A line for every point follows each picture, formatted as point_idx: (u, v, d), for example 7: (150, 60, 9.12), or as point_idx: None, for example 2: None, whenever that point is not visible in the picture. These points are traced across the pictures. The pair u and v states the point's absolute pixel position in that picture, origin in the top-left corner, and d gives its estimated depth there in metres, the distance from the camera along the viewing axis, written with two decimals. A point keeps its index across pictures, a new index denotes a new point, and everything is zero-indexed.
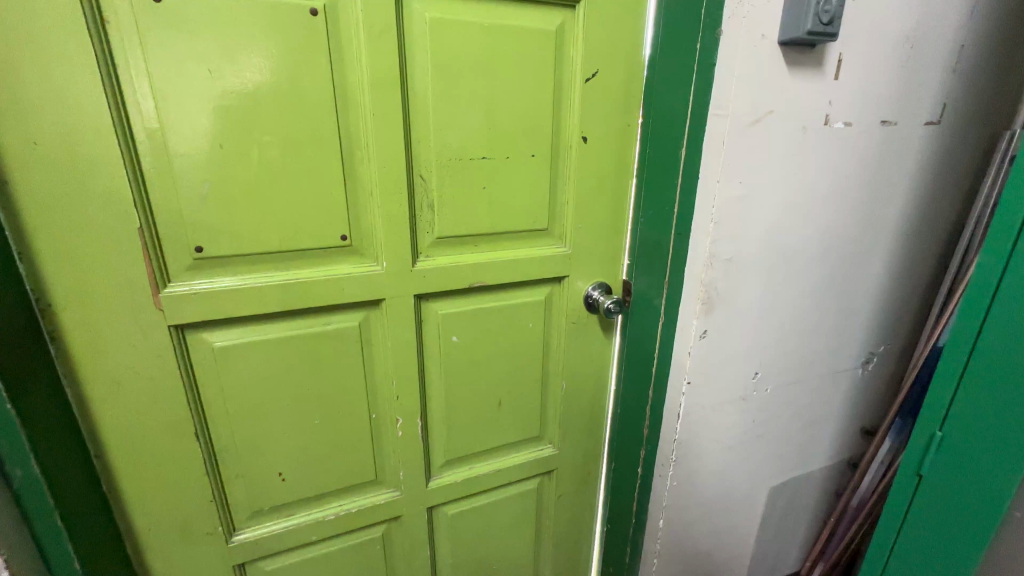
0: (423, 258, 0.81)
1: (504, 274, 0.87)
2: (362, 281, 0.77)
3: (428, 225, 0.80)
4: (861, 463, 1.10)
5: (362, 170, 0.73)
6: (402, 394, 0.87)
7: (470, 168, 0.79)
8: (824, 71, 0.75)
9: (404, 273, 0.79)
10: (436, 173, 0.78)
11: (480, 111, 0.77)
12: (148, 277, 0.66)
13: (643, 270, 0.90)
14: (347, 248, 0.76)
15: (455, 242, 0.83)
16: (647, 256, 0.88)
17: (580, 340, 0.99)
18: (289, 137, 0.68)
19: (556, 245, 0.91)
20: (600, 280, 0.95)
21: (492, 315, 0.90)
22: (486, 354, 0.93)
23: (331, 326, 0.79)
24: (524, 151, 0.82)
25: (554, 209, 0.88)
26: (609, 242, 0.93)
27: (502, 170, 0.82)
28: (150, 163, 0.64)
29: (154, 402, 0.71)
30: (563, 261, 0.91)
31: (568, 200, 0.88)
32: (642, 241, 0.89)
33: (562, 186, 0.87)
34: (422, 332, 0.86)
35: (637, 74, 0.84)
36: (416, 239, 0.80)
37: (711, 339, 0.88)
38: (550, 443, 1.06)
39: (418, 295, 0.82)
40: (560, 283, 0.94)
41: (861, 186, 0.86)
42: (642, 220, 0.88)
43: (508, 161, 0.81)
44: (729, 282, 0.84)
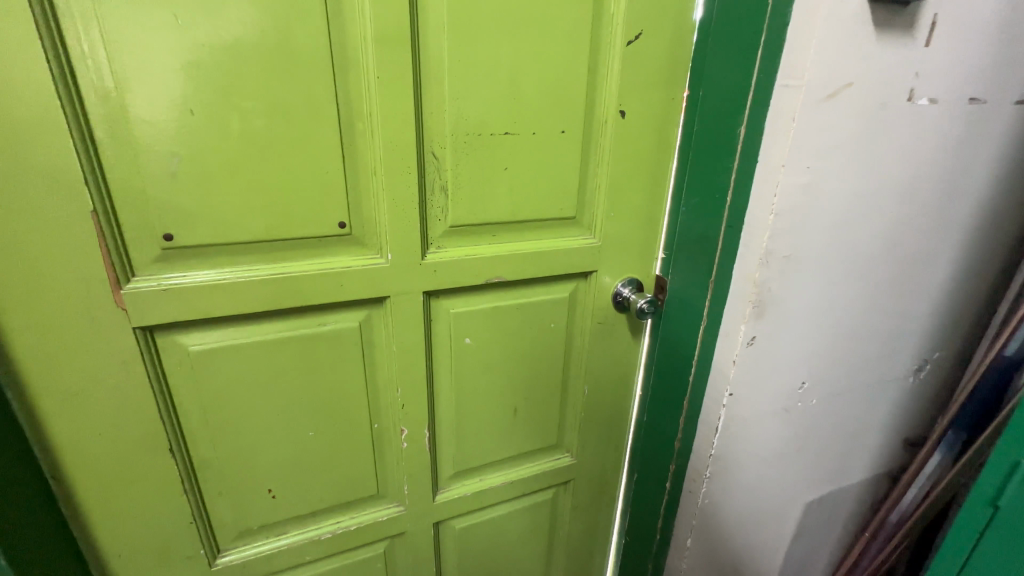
0: (434, 250, 0.70)
1: (525, 269, 0.76)
2: (363, 276, 0.66)
3: (441, 212, 0.69)
4: (904, 478, 1.01)
5: (365, 145, 0.62)
6: (408, 402, 0.77)
7: (490, 146, 0.68)
8: (914, 36, 0.63)
9: (412, 268, 0.69)
10: (452, 151, 0.66)
11: (504, 78, 0.65)
12: (107, 269, 0.55)
13: (684, 264, 0.80)
14: (346, 237, 0.65)
15: (471, 231, 0.72)
16: (689, 249, 0.78)
17: (606, 341, 0.89)
18: (278, 102, 0.57)
19: (584, 236, 0.80)
20: (630, 276, 0.85)
21: (510, 315, 0.80)
22: (502, 357, 0.83)
23: (327, 327, 0.68)
24: (553, 126, 0.70)
25: (584, 195, 0.77)
26: (643, 234, 0.82)
27: (527, 149, 0.70)
28: (105, 132, 0.52)
29: (120, 414, 0.61)
30: (591, 254, 0.80)
31: (600, 185, 0.77)
32: (684, 232, 0.79)
33: (593, 168, 0.76)
34: (431, 334, 0.76)
35: (686, 37, 0.72)
36: (426, 227, 0.69)
37: (759, 350, 0.76)
38: (568, 452, 0.97)
39: (428, 292, 0.71)
40: (586, 279, 0.83)
41: (939, 173, 0.75)
42: (684, 209, 0.78)
43: (533, 137, 0.70)
44: (784, 285, 0.72)
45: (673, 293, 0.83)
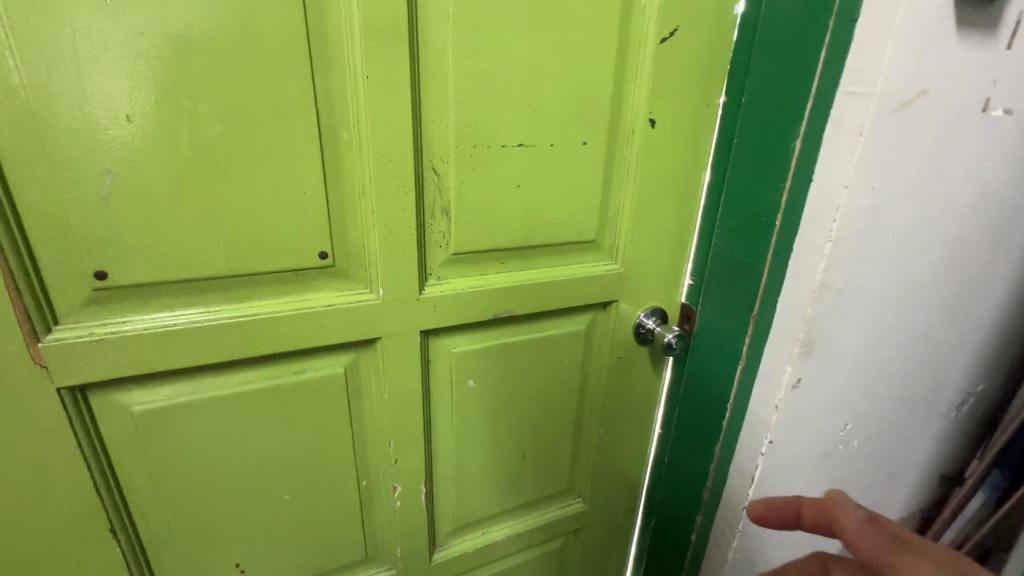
0: (434, 282, 0.59)
1: (539, 301, 0.66)
2: (348, 316, 0.55)
3: (442, 238, 0.58)
4: (940, 518, 0.93)
5: (352, 159, 0.51)
6: (402, 456, 0.66)
7: (501, 159, 0.57)
8: (996, 38, 0.54)
9: (407, 304, 0.58)
10: (457, 165, 0.56)
11: (518, 80, 0.55)
12: (20, 318, 0.43)
13: (719, 293, 0.70)
14: (328, 270, 0.54)
15: (477, 259, 0.61)
16: (725, 277, 0.69)
17: (626, 377, 0.79)
18: (243, 107, 0.45)
19: (604, 262, 0.69)
20: (654, 304, 0.75)
21: (519, 352, 0.69)
22: (510, 399, 0.72)
23: (306, 375, 0.57)
24: (573, 137, 0.60)
25: (606, 215, 0.67)
26: (669, 259, 0.73)
27: (543, 163, 0.60)
28: (12, 144, 0.40)
29: (45, 491, 0.49)
30: (612, 281, 0.70)
31: (624, 204, 0.67)
32: (719, 258, 0.69)
33: (617, 185, 0.66)
34: (429, 378, 0.65)
35: (726, 35, 0.62)
36: (425, 256, 0.58)
37: (805, 392, 0.66)
38: (579, 497, 0.87)
39: (426, 331, 0.61)
40: (605, 309, 0.73)
41: (1003, 193, 0.66)
42: (719, 231, 0.68)
43: (551, 149, 0.60)
44: (837, 321, 0.63)
45: (703, 325, 0.74)
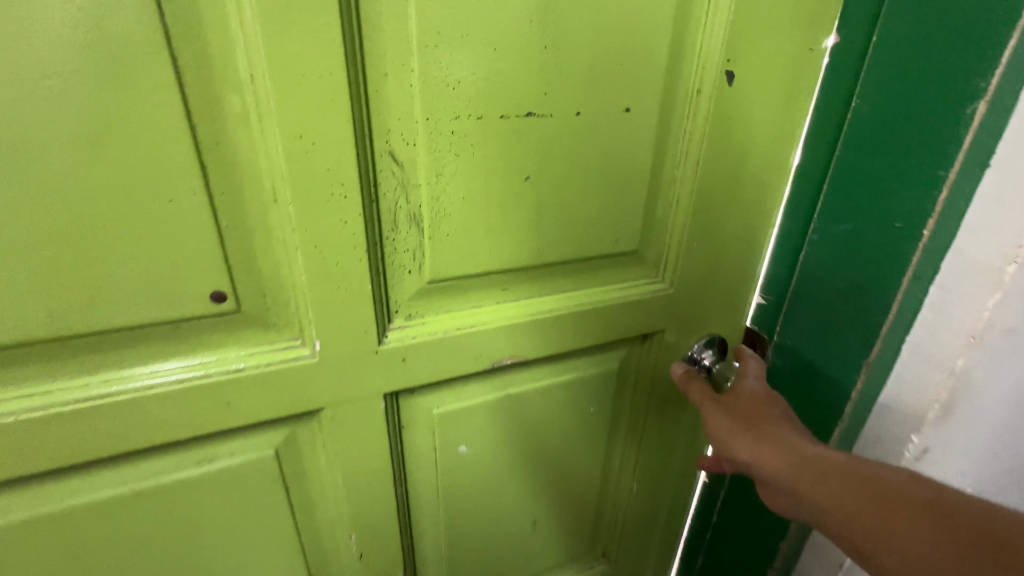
0: (401, 322, 0.40)
1: (556, 339, 0.47)
2: (269, 384, 0.36)
3: (412, 260, 0.38)
4: None
5: (252, 144, 0.30)
6: (370, 549, 0.48)
7: (501, 139, 0.37)
8: None
9: (362, 360, 0.39)
10: (429, 151, 0.35)
11: (526, 6, 0.34)
12: None
13: (808, 322, 0.50)
14: (230, 318, 0.35)
15: (464, 286, 0.41)
16: (818, 301, 0.48)
17: (669, 425, 0.60)
18: (29, 49, 0.25)
19: (646, 280, 0.50)
20: (711, 333, 0.55)
21: (528, 404, 0.50)
22: (516, 461, 0.54)
23: (215, 465, 0.39)
24: (611, 101, 0.39)
25: (652, 215, 0.47)
26: (736, 273, 0.52)
27: (564, 142, 0.39)
28: None
29: None
30: (657, 306, 0.50)
31: (681, 199, 0.46)
32: (811, 274, 0.48)
33: (670, 171, 0.45)
34: (403, 449, 0.46)
35: None
36: (385, 289, 0.38)
37: (943, 470, 0.46)
38: (603, 559, 0.70)
39: (394, 392, 0.42)
40: (645, 341, 0.54)
41: None
42: (814, 236, 0.47)
43: (576, 120, 0.39)
44: (1006, 378, 0.42)
45: (778, 362, 0.54)
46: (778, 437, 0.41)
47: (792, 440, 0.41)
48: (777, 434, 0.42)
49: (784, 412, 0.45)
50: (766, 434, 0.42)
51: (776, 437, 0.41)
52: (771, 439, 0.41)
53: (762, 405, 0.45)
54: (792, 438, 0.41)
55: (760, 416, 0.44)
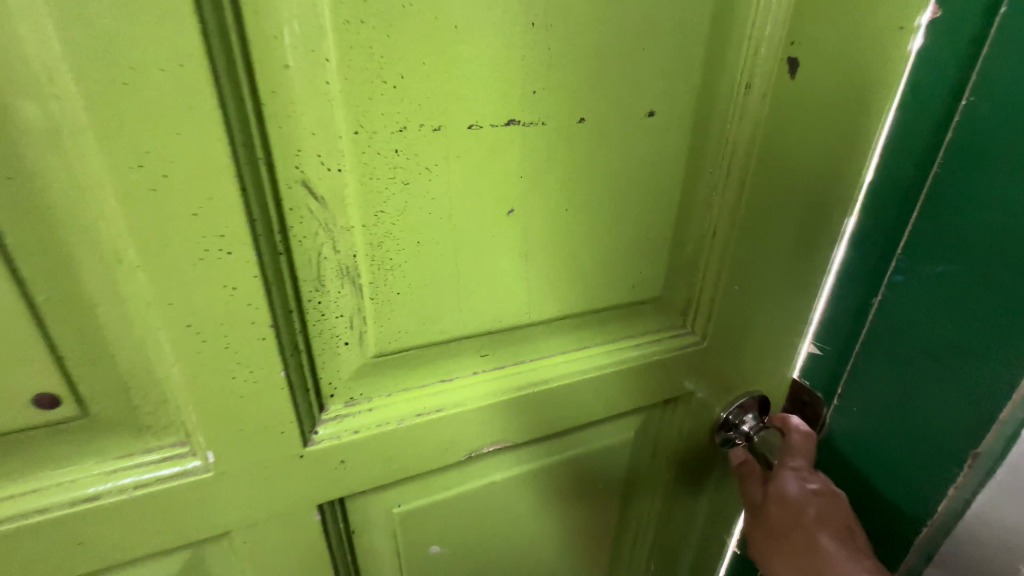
0: (337, 410, 0.29)
1: (553, 416, 0.36)
2: (143, 511, 0.26)
3: (349, 330, 0.27)
4: None
5: (70, 180, 0.19)
6: None
7: (471, 160, 0.26)
8: None
9: (282, 467, 0.28)
10: (364, 181, 0.24)
11: None
12: None
13: (880, 387, 0.38)
14: (75, 426, 0.24)
15: (426, 357, 0.30)
16: (898, 363, 0.36)
17: (695, 499, 0.48)
18: None
19: (670, 333, 0.38)
20: (754, 390, 0.43)
21: (519, 490, 0.39)
22: (506, 555, 0.43)
23: None
24: (628, 102, 0.28)
25: (680, 252, 0.35)
26: (787, 319, 0.40)
27: (562, 163, 0.28)
28: None
29: None
30: (684, 365, 0.39)
31: (718, 231, 0.35)
32: (890, 326, 0.36)
33: (705, 195, 0.34)
34: (355, 560, 0.35)
35: None
36: (311, 369, 0.27)
37: None
38: None
39: (335, 499, 0.31)
40: (668, 404, 0.42)
41: None
42: (895, 277, 0.36)
43: (579, 130, 0.28)
44: None
45: (835, 430, 0.42)
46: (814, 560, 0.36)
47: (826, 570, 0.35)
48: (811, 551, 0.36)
49: (823, 509, 0.37)
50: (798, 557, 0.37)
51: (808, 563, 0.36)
52: (809, 558, 0.36)
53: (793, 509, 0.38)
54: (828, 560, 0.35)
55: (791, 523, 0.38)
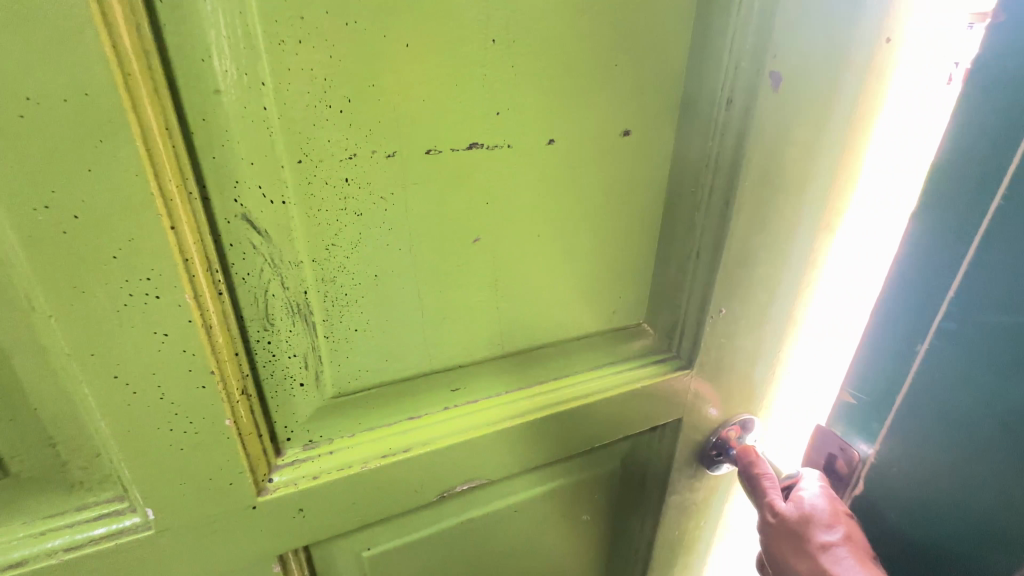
0: (295, 453, 0.27)
1: (532, 451, 0.33)
2: None
3: (304, 369, 0.25)
4: None
5: None
6: None
7: (430, 187, 0.24)
8: None
9: (233, 521, 0.25)
10: (311, 212, 0.22)
11: None
12: None
13: (928, 448, 0.32)
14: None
15: (390, 394, 0.28)
16: (950, 423, 0.30)
17: (693, 533, 0.46)
18: None
19: (654, 357, 0.37)
20: (745, 415, 0.41)
21: (500, 528, 0.37)
22: None
23: None
24: (601, 120, 0.26)
25: (662, 275, 0.34)
26: (777, 341, 0.38)
27: (531, 186, 0.26)
28: None
29: None
30: (672, 392, 0.37)
31: (704, 255, 0.32)
32: (937, 381, 0.31)
33: (687, 216, 0.32)
34: None
35: None
36: (263, 413, 0.25)
37: None
38: None
39: (295, 550, 0.28)
40: (657, 431, 0.40)
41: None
42: (945, 324, 0.30)
43: (550, 152, 0.26)
44: None
45: (873, 492, 0.35)
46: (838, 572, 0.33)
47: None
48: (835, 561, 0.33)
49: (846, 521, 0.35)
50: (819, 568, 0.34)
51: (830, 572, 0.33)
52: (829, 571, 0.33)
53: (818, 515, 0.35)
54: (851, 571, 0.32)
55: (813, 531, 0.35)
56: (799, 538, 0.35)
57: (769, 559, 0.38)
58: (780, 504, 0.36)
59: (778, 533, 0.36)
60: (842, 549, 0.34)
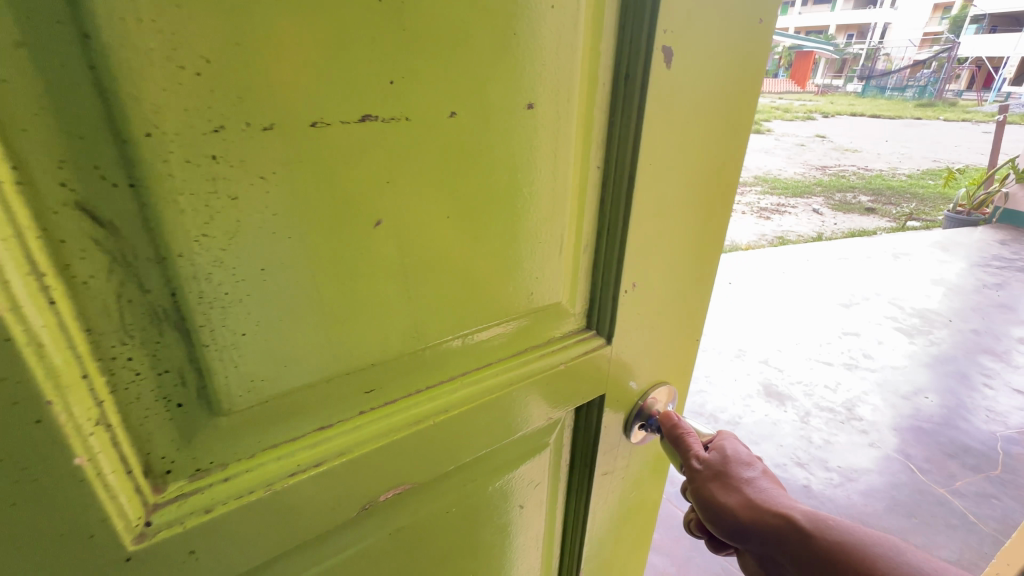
0: (178, 489, 0.23)
1: (460, 446, 0.32)
2: None
3: (181, 386, 0.21)
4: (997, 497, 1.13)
5: None
6: None
7: (317, 167, 0.21)
8: None
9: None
10: (169, 199, 0.18)
11: None
12: None
13: None
14: None
15: (291, 406, 0.25)
16: None
17: (620, 503, 0.47)
18: None
19: (576, 337, 0.36)
20: (662, 382, 0.44)
21: (431, 534, 0.35)
22: None
23: None
24: (506, 94, 0.25)
25: (577, 253, 0.34)
26: (681, 308, 0.42)
27: (434, 163, 0.24)
28: None
29: None
30: (595, 369, 0.37)
31: (616, 231, 0.33)
32: None
33: (595, 192, 0.32)
34: None
35: None
36: (132, 445, 0.21)
37: None
38: None
39: None
40: (584, 411, 0.41)
41: None
42: None
43: (452, 126, 0.24)
44: None
45: None
46: (770, 500, 0.33)
47: (782, 505, 0.32)
48: (765, 492, 0.33)
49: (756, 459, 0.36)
50: (755, 501, 0.33)
51: (766, 502, 0.33)
52: (764, 501, 0.33)
53: (739, 455, 0.35)
54: (782, 500, 0.33)
55: (739, 468, 0.35)
56: (724, 476, 0.34)
57: (699, 511, 0.35)
58: (701, 450, 0.36)
59: (706, 480, 0.35)
60: (764, 480, 0.34)
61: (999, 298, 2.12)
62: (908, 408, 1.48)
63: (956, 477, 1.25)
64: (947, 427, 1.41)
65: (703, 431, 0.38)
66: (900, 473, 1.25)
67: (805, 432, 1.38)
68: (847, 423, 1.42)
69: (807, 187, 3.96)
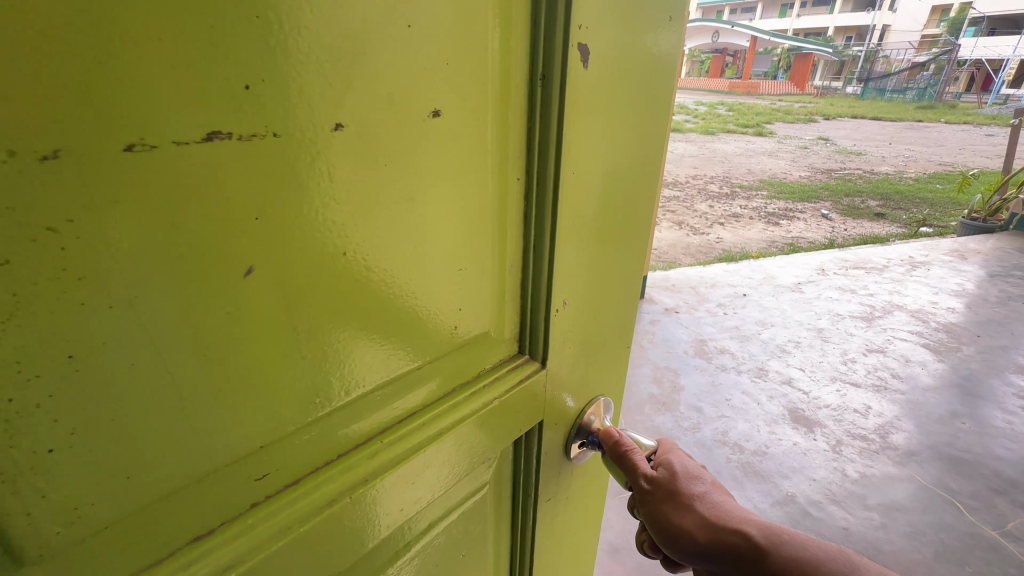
0: None
1: (384, 510, 0.27)
2: None
3: None
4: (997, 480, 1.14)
5: None
6: None
7: (150, 204, 0.16)
8: None
9: None
10: None
11: None
12: None
13: None
14: None
15: (151, 513, 0.19)
16: None
17: (564, 523, 0.45)
18: None
19: (508, 364, 0.33)
20: (597, 394, 0.42)
21: None
22: None
23: None
24: (405, 100, 0.21)
25: (503, 273, 0.30)
26: (611, 317, 0.40)
27: (318, 186, 0.20)
28: None
29: None
30: (533, 396, 0.35)
31: (542, 246, 0.31)
32: None
33: (517, 207, 0.29)
34: None
35: None
36: None
37: None
38: None
39: None
40: (528, 442, 0.37)
41: None
42: None
43: (339, 141, 0.20)
44: None
45: None
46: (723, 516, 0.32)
47: (736, 521, 0.31)
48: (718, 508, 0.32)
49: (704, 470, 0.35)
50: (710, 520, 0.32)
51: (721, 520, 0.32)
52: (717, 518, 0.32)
53: (687, 470, 0.34)
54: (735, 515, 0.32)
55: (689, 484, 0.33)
56: (675, 495, 0.33)
57: (651, 533, 0.34)
58: (648, 467, 0.34)
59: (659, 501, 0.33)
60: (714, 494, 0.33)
61: (1011, 310, 1.96)
62: (940, 433, 1.33)
63: (1008, 517, 1.08)
64: (984, 454, 1.26)
65: (645, 441, 0.37)
66: (944, 510, 1.10)
67: (839, 462, 1.21)
68: (881, 452, 1.25)
69: (807, 193, 3.88)
